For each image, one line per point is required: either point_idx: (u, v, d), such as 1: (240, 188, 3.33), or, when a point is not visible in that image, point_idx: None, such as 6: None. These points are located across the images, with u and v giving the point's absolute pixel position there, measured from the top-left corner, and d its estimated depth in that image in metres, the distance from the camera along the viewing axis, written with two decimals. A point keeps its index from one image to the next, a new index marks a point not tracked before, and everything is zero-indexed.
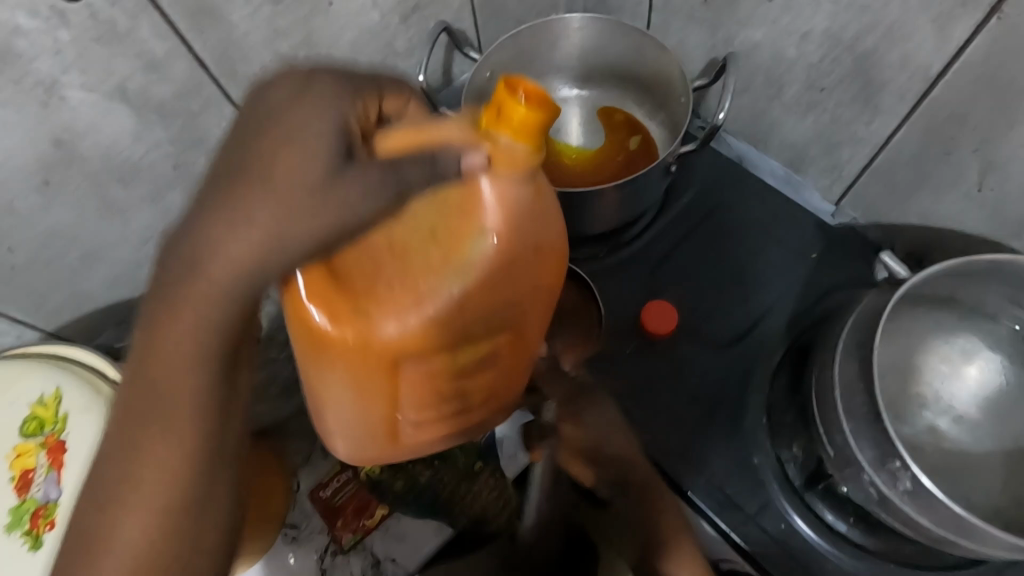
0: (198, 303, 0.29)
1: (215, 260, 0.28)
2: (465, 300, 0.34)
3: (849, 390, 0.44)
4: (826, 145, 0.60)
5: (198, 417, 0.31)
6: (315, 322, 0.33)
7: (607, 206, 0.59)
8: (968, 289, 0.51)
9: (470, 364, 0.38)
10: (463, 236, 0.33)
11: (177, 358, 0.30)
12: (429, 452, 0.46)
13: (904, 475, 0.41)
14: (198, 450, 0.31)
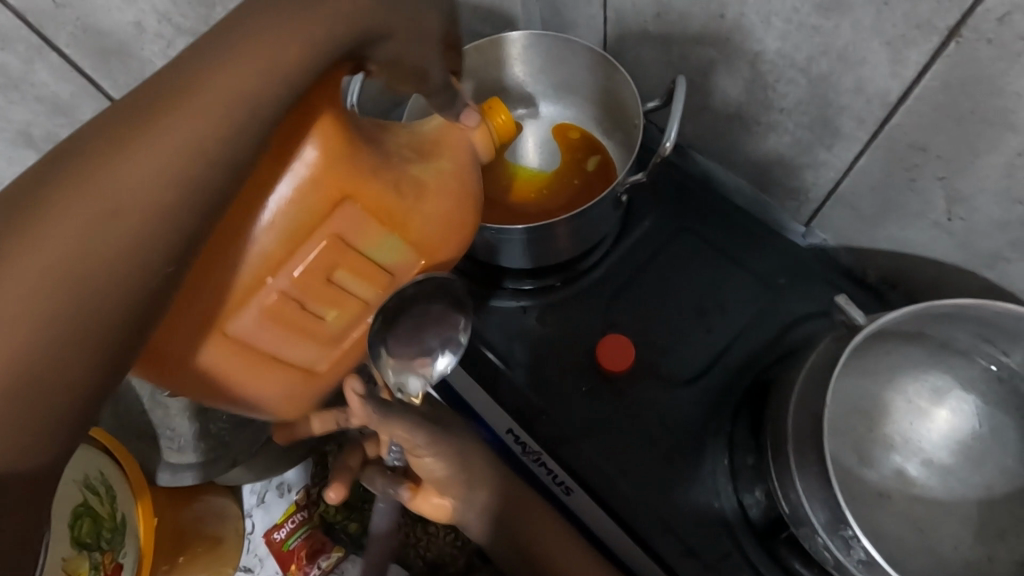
0: (169, 125, 0.25)
1: (202, 81, 0.25)
2: (424, 181, 0.37)
3: (801, 443, 0.41)
4: (790, 167, 0.56)
5: (149, 209, 0.24)
6: (295, 153, 0.32)
7: (558, 240, 0.56)
8: (937, 326, 0.47)
9: (368, 270, 0.37)
10: (441, 149, 0.38)
11: (135, 163, 0.24)
12: (213, 392, 0.36)
13: (857, 544, 0.38)
14: (127, 241, 0.24)
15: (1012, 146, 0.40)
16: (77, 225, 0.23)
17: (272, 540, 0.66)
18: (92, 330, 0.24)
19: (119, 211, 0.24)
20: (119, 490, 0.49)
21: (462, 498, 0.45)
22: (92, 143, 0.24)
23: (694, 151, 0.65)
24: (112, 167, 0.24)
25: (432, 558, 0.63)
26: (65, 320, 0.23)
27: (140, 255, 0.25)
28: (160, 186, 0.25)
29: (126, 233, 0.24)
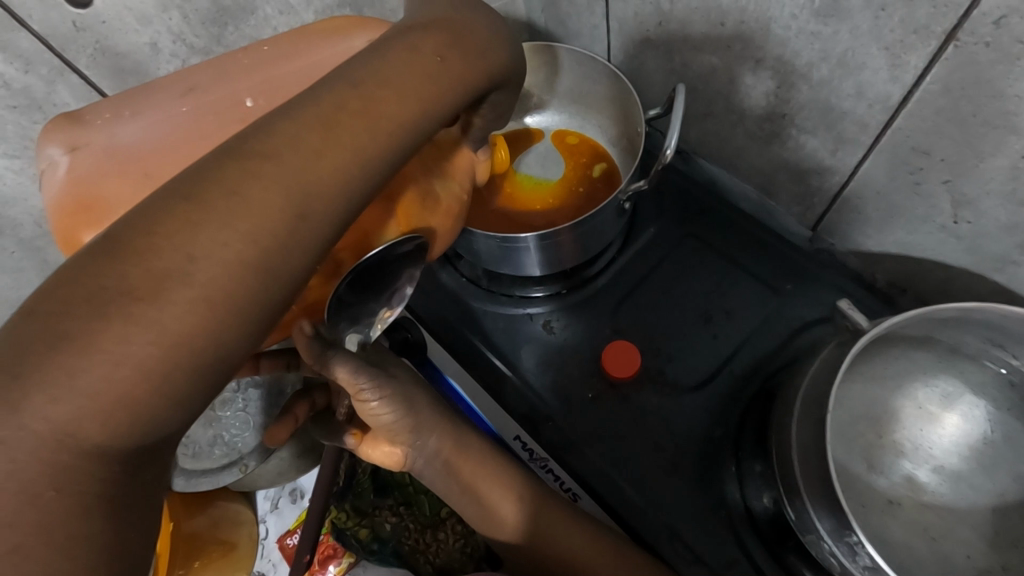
0: (323, 138, 0.22)
1: (364, 94, 0.24)
2: (443, 199, 0.34)
3: (806, 450, 0.41)
4: (794, 173, 0.57)
5: (298, 227, 0.21)
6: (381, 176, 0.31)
7: (563, 247, 0.57)
8: (944, 331, 0.47)
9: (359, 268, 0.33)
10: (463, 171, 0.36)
11: (326, 161, 0.22)
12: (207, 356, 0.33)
13: (862, 551, 0.37)
14: (267, 256, 0.20)
15: (1015, 148, 0.39)
16: (268, 205, 0.21)
17: (286, 546, 0.67)
18: (261, 324, 0.21)
19: (309, 203, 0.22)
20: None
21: (412, 447, 0.45)
22: (278, 130, 0.22)
23: (700, 158, 0.66)
24: (299, 160, 0.22)
25: (441, 563, 0.63)
26: (229, 328, 0.20)
27: (315, 250, 0.22)
28: (340, 187, 0.23)
29: (311, 227, 0.22)
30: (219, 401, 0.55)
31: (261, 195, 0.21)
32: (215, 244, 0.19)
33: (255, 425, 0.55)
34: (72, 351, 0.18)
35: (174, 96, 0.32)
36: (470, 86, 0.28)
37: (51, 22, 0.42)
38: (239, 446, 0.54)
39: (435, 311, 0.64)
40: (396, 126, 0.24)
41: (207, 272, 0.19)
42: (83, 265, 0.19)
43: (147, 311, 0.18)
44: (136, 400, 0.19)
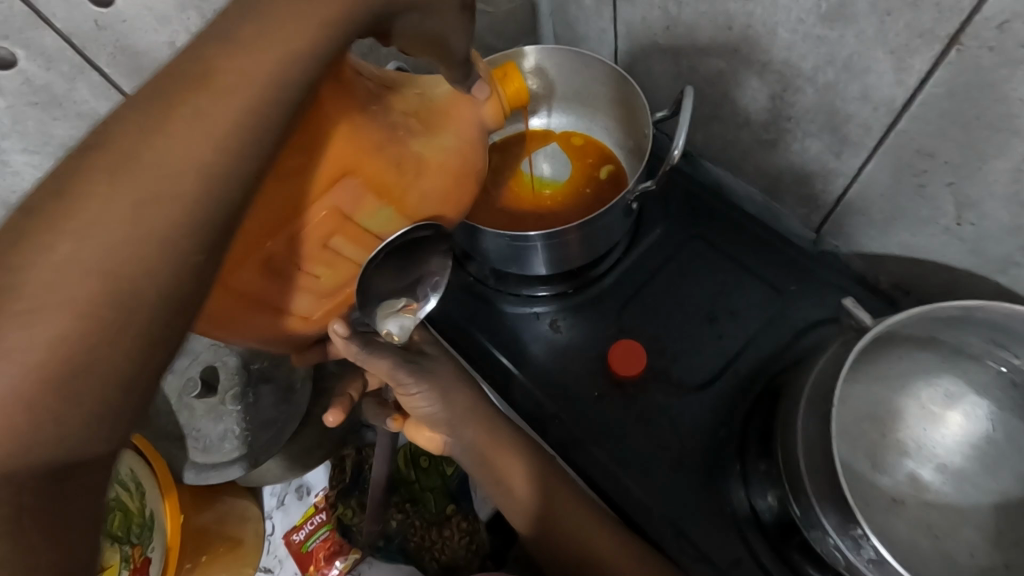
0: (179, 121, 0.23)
1: (215, 65, 0.24)
2: (426, 164, 0.37)
3: (812, 447, 0.41)
4: (799, 176, 0.57)
5: (161, 211, 0.23)
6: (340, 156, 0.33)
7: (570, 246, 0.57)
8: (946, 331, 0.47)
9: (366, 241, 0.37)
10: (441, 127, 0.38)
11: (180, 142, 0.23)
12: (246, 336, 0.39)
13: (867, 544, 0.37)
14: (133, 245, 0.22)
15: (1017, 151, 0.40)
16: (123, 196, 0.22)
17: (292, 541, 0.67)
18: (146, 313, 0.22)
19: (165, 189, 0.23)
20: (149, 485, 0.48)
21: (449, 436, 0.48)
22: (136, 119, 0.23)
23: (706, 161, 0.66)
24: (157, 138, 0.23)
25: (446, 561, 0.64)
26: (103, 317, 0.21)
27: (196, 240, 0.24)
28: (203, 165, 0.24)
29: (170, 210, 0.23)
30: (230, 394, 0.56)
31: (119, 194, 0.22)
32: (79, 234, 0.21)
33: (263, 419, 0.55)
34: None
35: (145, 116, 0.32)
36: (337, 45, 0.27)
37: (75, 20, 0.43)
38: (249, 440, 0.55)
39: (443, 310, 0.64)
40: (253, 92, 0.25)
41: (63, 267, 0.21)
42: None
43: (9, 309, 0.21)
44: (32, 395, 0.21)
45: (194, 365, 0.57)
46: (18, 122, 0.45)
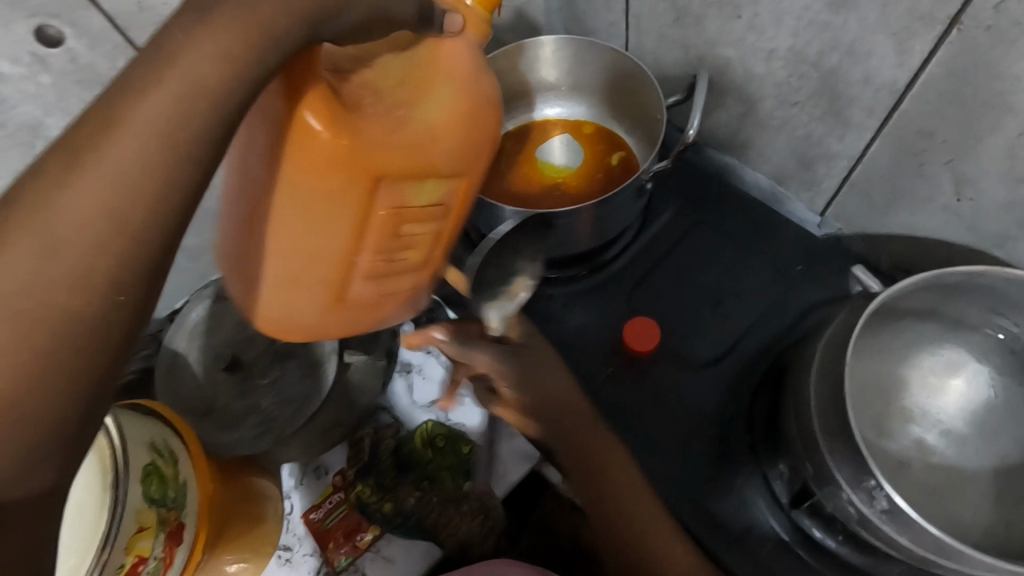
0: (100, 168, 0.22)
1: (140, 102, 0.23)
2: (435, 127, 0.36)
3: (823, 407, 0.43)
4: (803, 161, 0.60)
5: (92, 261, 0.22)
6: (347, 149, 0.33)
7: (586, 226, 0.60)
8: (947, 303, 0.50)
9: (425, 211, 0.38)
10: (431, 79, 0.35)
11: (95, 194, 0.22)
12: (371, 320, 0.44)
13: (880, 494, 0.40)
14: (61, 298, 0.22)
15: (1012, 127, 0.43)
16: (48, 250, 0.22)
17: (311, 520, 0.68)
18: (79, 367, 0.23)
19: (80, 235, 0.22)
20: (181, 455, 0.50)
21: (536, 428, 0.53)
22: (43, 171, 0.22)
23: (710, 148, 0.69)
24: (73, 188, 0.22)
25: (463, 537, 0.65)
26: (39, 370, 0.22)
27: (114, 281, 0.23)
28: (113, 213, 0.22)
29: (101, 261, 0.22)
30: (258, 368, 0.58)
31: (37, 250, 0.22)
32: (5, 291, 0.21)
33: (286, 396, 0.58)
34: None
35: (230, 186, 0.38)
36: (250, 74, 0.25)
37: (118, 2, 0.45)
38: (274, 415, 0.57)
39: None
40: (168, 127, 0.23)
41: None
42: None
43: None
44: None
45: (223, 341, 0.59)
46: (60, 99, 0.47)
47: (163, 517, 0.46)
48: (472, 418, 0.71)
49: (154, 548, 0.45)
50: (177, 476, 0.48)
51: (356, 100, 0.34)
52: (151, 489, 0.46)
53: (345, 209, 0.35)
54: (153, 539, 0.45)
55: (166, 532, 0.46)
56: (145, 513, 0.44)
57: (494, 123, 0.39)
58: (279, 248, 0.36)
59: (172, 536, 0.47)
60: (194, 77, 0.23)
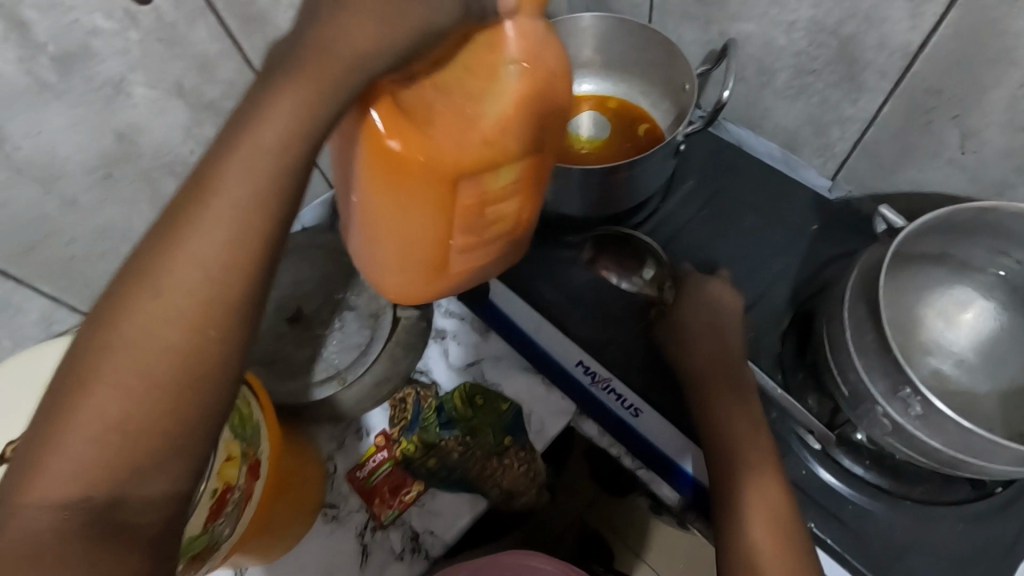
0: (205, 221, 0.29)
1: (228, 164, 0.29)
2: (504, 119, 0.40)
3: (858, 330, 0.48)
4: (817, 127, 0.66)
5: (202, 297, 0.29)
6: (423, 157, 0.40)
7: (619, 187, 0.64)
8: (958, 244, 0.55)
9: (504, 189, 0.45)
10: (494, 68, 0.39)
11: (200, 244, 0.29)
12: (466, 280, 0.55)
13: (914, 401, 0.45)
14: (183, 331, 0.28)
15: (1014, 79, 0.49)
16: (172, 293, 0.28)
17: (356, 478, 0.70)
18: (199, 389, 0.29)
19: (191, 274, 0.29)
20: (251, 397, 0.52)
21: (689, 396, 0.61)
22: (162, 229, 0.29)
23: (727, 122, 0.74)
24: (185, 240, 0.29)
25: (507, 486, 0.69)
26: (165, 389, 0.28)
27: (212, 319, 0.29)
28: (206, 283, 0.29)
29: (201, 298, 0.29)
30: (317, 320, 0.61)
31: (165, 287, 0.28)
32: (138, 327, 0.28)
33: (346, 343, 0.61)
34: (50, 430, 0.27)
35: (345, 191, 0.48)
36: (320, 122, 0.30)
37: None
38: (336, 363, 0.60)
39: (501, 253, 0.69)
40: (260, 172, 0.29)
41: (125, 359, 0.28)
42: (69, 356, 0.29)
43: (92, 389, 0.27)
44: (113, 447, 0.27)
45: (284, 295, 0.62)
46: (143, 56, 0.49)
47: (244, 451, 0.48)
48: (506, 377, 0.74)
49: (238, 477, 0.47)
50: (250, 416, 0.50)
51: (427, 111, 0.39)
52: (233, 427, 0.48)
53: (432, 203, 0.43)
54: (236, 470, 0.47)
55: (248, 465, 0.49)
56: (229, 448, 0.47)
57: (561, 92, 0.42)
58: (392, 242, 0.47)
59: (249, 472, 0.49)
60: (263, 141, 0.29)
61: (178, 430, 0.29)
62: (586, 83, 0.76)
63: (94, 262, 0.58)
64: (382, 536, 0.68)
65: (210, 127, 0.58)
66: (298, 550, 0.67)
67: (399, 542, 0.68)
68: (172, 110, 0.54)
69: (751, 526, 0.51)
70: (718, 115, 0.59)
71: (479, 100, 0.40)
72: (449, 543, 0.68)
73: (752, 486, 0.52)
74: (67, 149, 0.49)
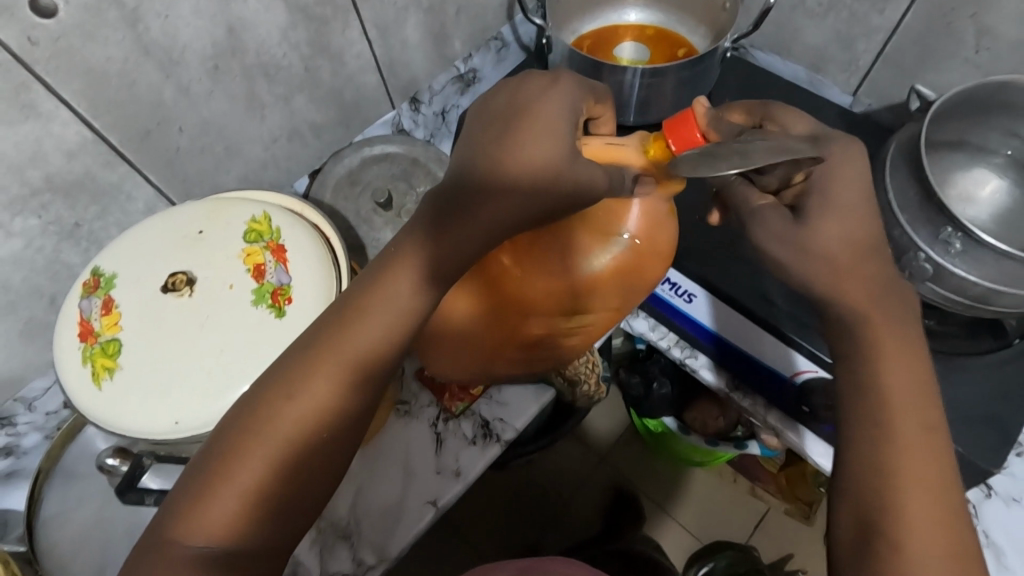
0: (353, 340, 0.39)
1: (376, 298, 0.39)
2: (594, 280, 0.55)
3: (901, 191, 0.55)
4: (843, 43, 0.73)
5: (337, 396, 0.39)
6: (521, 292, 0.54)
7: (668, 93, 0.69)
8: (976, 130, 0.62)
9: (575, 326, 0.59)
10: (606, 233, 0.53)
11: (340, 356, 0.39)
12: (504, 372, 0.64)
13: (954, 239, 0.52)
14: (322, 414, 0.39)
15: None
16: (321, 391, 0.39)
17: (424, 375, 0.74)
18: (315, 466, 0.39)
19: (336, 380, 0.39)
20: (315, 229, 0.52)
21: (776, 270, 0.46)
22: (318, 336, 0.39)
23: (754, 48, 0.81)
24: (336, 352, 0.39)
25: (570, 376, 0.73)
26: (302, 461, 0.39)
27: (351, 411, 0.40)
28: (334, 402, 0.39)
29: (338, 398, 0.39)
30: (405, 210, 0.65)
31: (319, 386, 0.39)
32: (294, 409, 0.38)
33: None
34: (217, 471, 0.37)
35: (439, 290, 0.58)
36: (448, 267, 0.40)
37: None
38: None
39: None
40: (401, 306, 0.39)
41: (281, 430, 0.38)
42: (233, 419, 0.39)
43: (255, 445, 0.38)
44: (258, 496, 0.37)
45: (365, 191, 0.65)
46: None
47: (266, 245, 0.48)
48: None
49: (268, 262, 0.47)
50: (284, 230, 0.48)
51: (541, 257, 0.53)
52: (255, 239, 0.48)
53: (512, 318, 0.57)
54: (263, 257, 0.47)
55: (283, 264, 0.47)
56: (247, 246, 0.47)
57: (657, 254, 0.56)
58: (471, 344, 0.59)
59: (259, 273, 0.46)
60: (405, 282, 0.39)
61: (290, 501, 0.38)
62: (632, 14, 0.82)
63: (191, 155, 0.61)
64: (454, 425, 0.72)
65: (304, 31, 0.62)
66: (379, 440, 0.71)
67: (471, 430, 0.72)
68: (274, 8, 0.58)
69: (907, 514, 0.38)
70: (763, 20, 0.68)
71: (585, 256, 0.53)
72: (518, 429, 0.73)
73: (911, 459, 0.39)
74: (189, 35, 0.54)
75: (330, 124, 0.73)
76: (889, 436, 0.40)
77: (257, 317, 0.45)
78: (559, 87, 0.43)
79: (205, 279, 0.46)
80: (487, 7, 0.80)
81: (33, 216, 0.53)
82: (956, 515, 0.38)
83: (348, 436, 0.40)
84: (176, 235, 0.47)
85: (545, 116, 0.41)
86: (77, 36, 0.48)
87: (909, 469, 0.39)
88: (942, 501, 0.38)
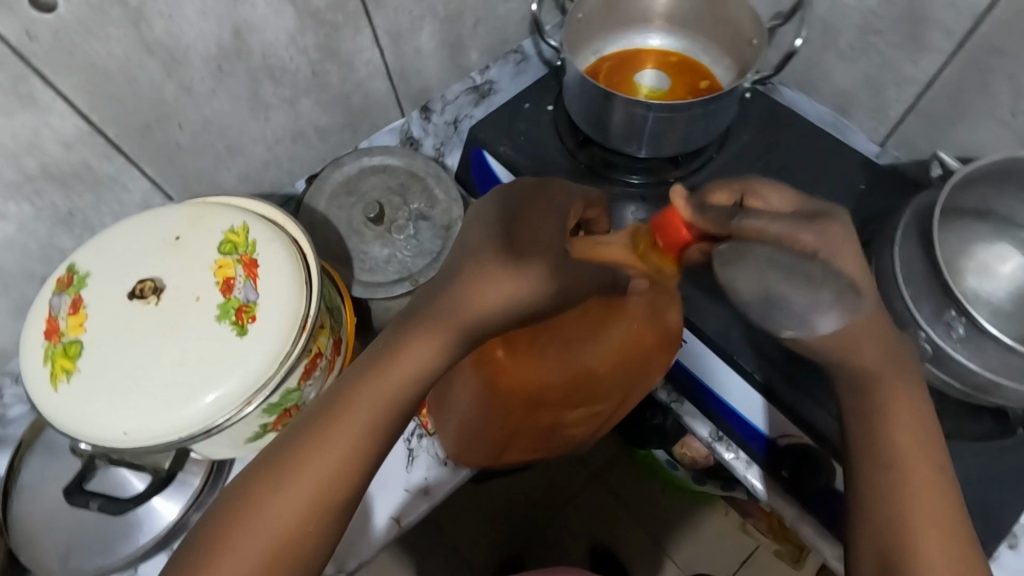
0: (355, 411, 0.40)
1: (385, 369, 0.41)
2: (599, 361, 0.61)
3: (908, 262, 0.52)
4: (873, 89, 0.69)
5: (339, 467, 0.39)
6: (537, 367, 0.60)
7: (681, 129, 0.66)
8: (1003, 201, 0.58)
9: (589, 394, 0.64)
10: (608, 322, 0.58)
11: (344, 424, 0.40)
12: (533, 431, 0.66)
13: (958, 323, 0.49)
14: (322, 486, 0.39)
15: None
16: (322, 462, 0.39)
17: None
18: (315, 537, 0.39)
19: (336, 447, 0.39)
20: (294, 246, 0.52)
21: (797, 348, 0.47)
22: (323, 406, 0.41)
23: (781, 86, 0.77)
24: (340, 420, 0.40)
25: None
26: (303, 534, 0.38)
27: (350, 481, 0.40)
28: (337, 470, 0.39)
29: (338, 465, 0.39)
30: (396, 225, 0.63)
31: (319, 456, 0.39)
32: (293, 481, 0.39)
33: (420, 249, 0.62)
34: (220, 539, 0.38)
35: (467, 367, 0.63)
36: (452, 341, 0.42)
37: None
38: (409, 267, 0.62)
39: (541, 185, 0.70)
40: (408, 378, 0.41)
41: (279, 503, 0.38)
42: (238, 488, 0.39)
43: (256, 516, 0.38)
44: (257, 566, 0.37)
45: (358, 202, 0.65)
46: None
47: (239, 258, 0.47)
48: None
49: (238, 276, 0.46)
50: (259, 244, 0.48)
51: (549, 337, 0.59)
52: (229, 251, 0.47)
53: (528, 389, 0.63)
54: (234, 271, 0.46)
55: (253, 279, 0.47)
56: (220, 257, 0.47)
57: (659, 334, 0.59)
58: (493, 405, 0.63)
59: (227, 286, 0.46)
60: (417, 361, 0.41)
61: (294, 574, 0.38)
62: (655, 38, 0.79)
63: (191, 152, 0.61)
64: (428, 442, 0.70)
65: (312, 36, 0.61)
66: None
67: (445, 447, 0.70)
68: (283, 13, 0.58)
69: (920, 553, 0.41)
70: (789, 62, 0.65)
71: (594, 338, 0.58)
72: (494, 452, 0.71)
73: (924, 493, 0.42)
74: (194, 35, 0.53)
75: (336, 128, 0.72)
76: (895, 475, 0.43)
77: (220, 332, 0.44)
78: (551, 185, 0.49)
79: (175, 288, 0.46)
80: (507, 19, 0.78)
81: (27, 202, 0.54)
82: (961, 536, 0.41)
83: (348, 506, 0.40)
84: (152, 239, 0.47)
85: (540, 218, 0.46)
86: (79, 32, 0.48)
87: (919, 505, 0.42)
88: (950, 525, 0.41)
